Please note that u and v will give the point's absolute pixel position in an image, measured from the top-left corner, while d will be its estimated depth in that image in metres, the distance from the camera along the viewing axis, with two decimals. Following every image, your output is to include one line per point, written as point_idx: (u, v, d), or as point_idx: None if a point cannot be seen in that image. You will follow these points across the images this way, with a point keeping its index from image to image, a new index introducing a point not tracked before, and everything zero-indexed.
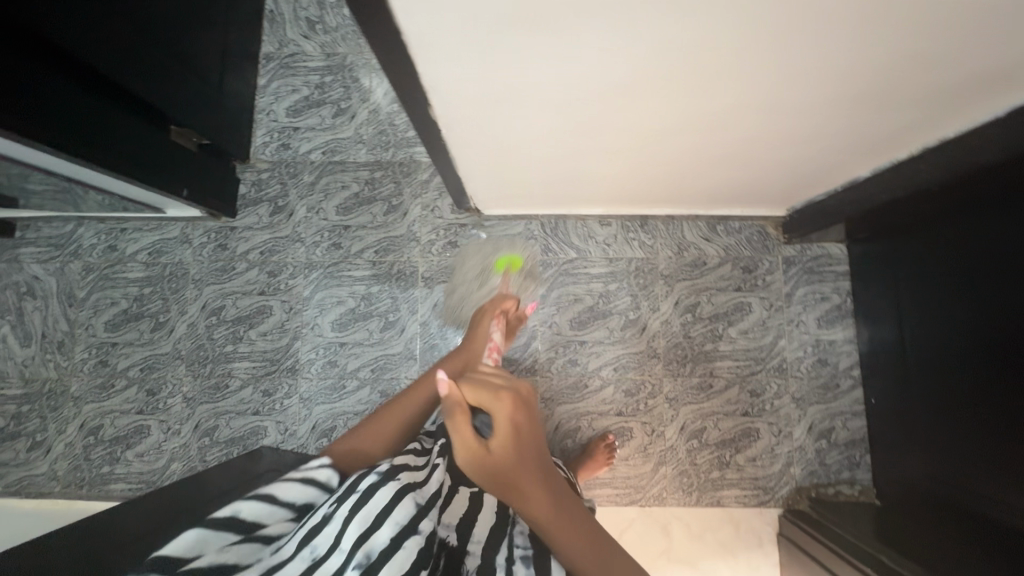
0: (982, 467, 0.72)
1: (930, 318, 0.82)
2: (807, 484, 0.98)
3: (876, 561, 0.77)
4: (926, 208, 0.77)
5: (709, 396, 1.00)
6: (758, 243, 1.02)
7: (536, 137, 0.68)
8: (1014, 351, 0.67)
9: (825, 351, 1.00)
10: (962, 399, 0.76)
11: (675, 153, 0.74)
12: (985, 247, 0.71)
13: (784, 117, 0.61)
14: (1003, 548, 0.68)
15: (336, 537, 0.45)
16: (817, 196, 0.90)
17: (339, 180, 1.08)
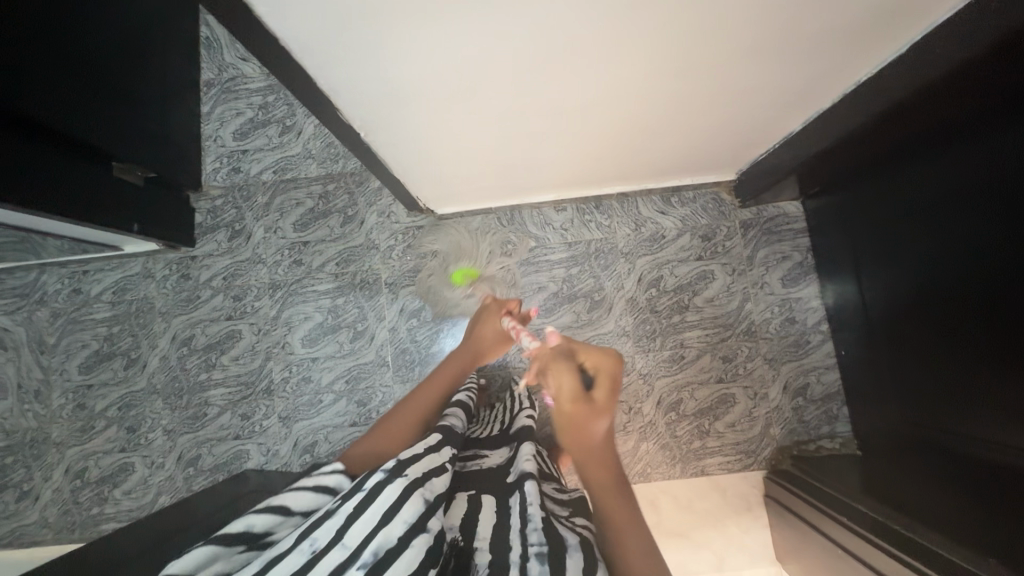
0: (957, 404, 0.72)
1: (890, 263, 0.82)
2: (788, 443, 0.98)
3: (861, 513, 0.78)
4: (866, 153, 0.77)
5: (682, 367, 1.00)
6: (713, 210, 1.03)
7: (463, 128, 0.68)
8: (966, 285, 0.67)
9: (791, 310, 1.00)
10: (928, 338, 0.76)
11: (611, 127, 0.74)
12: (931, 185, 0.70)
13: (711, 75, 0.60)
14: (979, 485, 0.67)
15: (340, 531, 0.49)
16: (762, 155, 0.90)
17: (293, 198, 1.08)
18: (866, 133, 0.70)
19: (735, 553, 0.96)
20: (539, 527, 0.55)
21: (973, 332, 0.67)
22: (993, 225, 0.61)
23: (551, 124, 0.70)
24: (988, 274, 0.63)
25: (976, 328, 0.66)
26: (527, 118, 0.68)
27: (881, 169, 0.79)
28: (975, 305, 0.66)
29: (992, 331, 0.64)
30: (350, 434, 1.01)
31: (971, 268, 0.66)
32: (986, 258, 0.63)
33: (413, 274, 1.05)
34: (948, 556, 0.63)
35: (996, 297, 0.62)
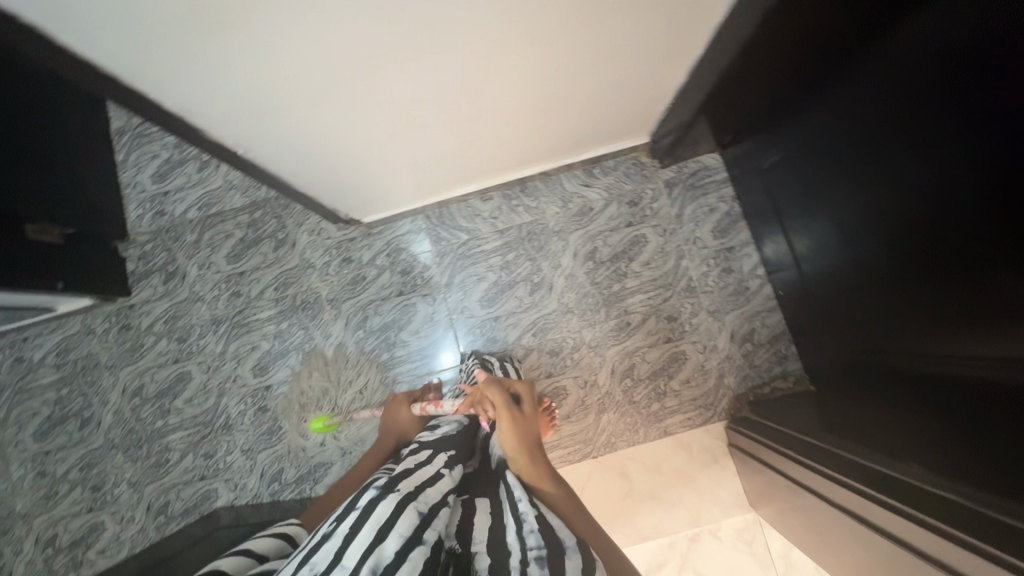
0: (930, 326, 0.67)
1: (825, 190, 0.80)
2: (744, 390, 1.00)
3: (825, 454, 0.74)
4: (759, 89, 0.78)
5: (630, 333, 1.01)
6: (635, 174, 1.04)
7: (351, 120, 0.68)
8: (912, 192, 0.63)
9: (727, 260, 1.02)
10: (886, 262, 0.71)
11: (509, 98, 0.73)
12: (856, 96, 0.68)
13: (582, 28, 0.60)
14: (954, 406, 0.63)
15: (339, 554, 0.46)
16: (665, 112, 0.91)
17: (221, 231, 1.08)
18: (762, 60, 0.69)
19: (710, 506, 0.97)
20: (536, 529, 0.52)
21: (946, 245, 0.60)
22: (945, 118, 0.56)
23: (443, 105, 0.70)
24: (949, 173, 0.57)
25: (947, 239, 0.60)
26: (421, 96, 0.66)
27: (796, 104, 0.80)
28: (938, 211, 0.60)
29: (964, 237, 0.57)
30: (315, 455, 1.01)
31: (929, 177, 0.60)
32: (941, 155, 0.58)
33: (352, 287, 1.05)
34: (925, 485, 0.58)
35: (967, 195, 0.56)
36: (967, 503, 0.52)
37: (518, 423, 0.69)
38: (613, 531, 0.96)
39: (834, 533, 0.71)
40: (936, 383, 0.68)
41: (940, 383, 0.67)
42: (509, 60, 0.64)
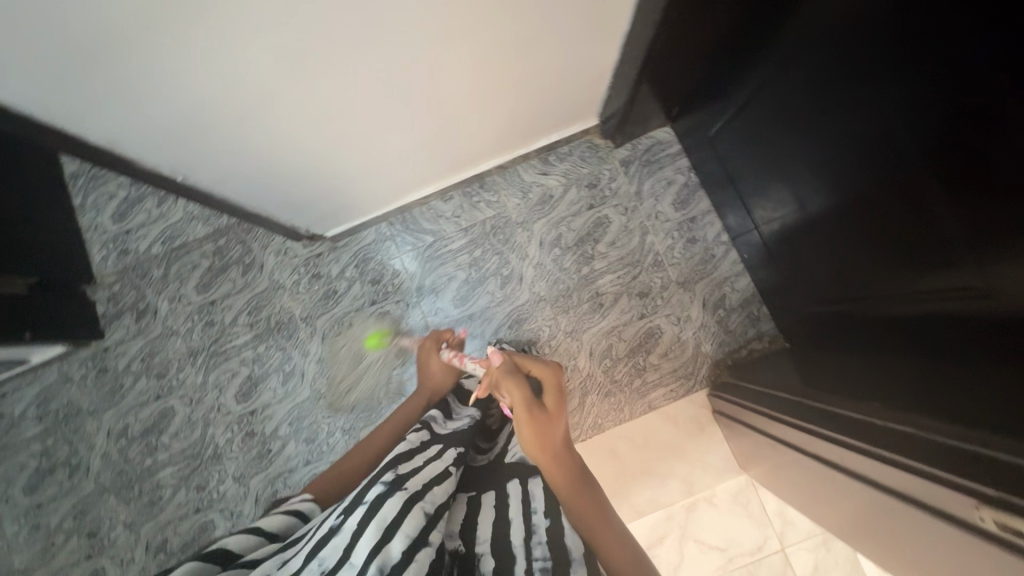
0: (911, 278, 0.65)
1: (782, 141, 0.79)
2: (722, 355, 1.01)
3: (795, 404, 0.74)
4: (692, 50, 0.80)
5: (604, 314, 1.02)
6: (591, 156, 1.05)
7: (291, 129, 0.68)
8: (880, 142, 0.60)
9: (690, 231, 1.03)
10: (857, 213, 0.70)
11: (450, 91, 0.73)
12: (817, 45, 0.65)
13: (504, 16, 0.62)
14: (939, 353, 0.63)
15: (346, 549, 0.42)
16: (609, 87, 0.92)
17: (188, 262, 1.07)
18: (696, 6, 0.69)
19: (701, 474, 0.99)
20: (544, 540, 0.50)
21: (925, 195, 0.57)
22: (911, 59, 0.53)
23: (384, 105, 0.70)
24: (917, 116, 0.54)
25: (929, 189, 0.56)
26: (359, 94, 0.65)
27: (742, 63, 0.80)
28: (913, 157, 0.57)
29: (945, 180, 0.54)
30: (308, 473, 1.01)
31: (896, 124, 0.57)
32: (907, 100, 0.55)
33: (325, 302, 1.05)
34: (878, 422, 0.58)
35: (944, 139, 0.52)
36: (931, 435, 0.51)
37: (539, 421, 0.62)
38: None
39: (809, 488, 0.72)
40: (914, 331, 0.67)
41: (919, 331, 0.66)
42: (440, 51, 0.64)
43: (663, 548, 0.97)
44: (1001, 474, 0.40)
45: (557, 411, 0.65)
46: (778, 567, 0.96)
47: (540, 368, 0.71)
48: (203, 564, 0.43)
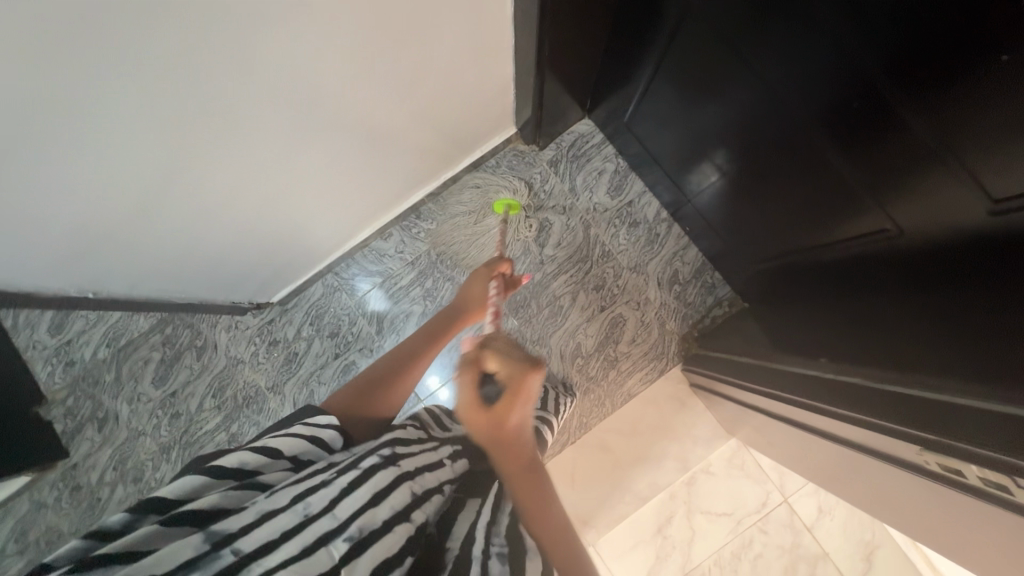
0: (832, 226, 0.68)
1: (697, 115, 0.80)
2: (688, 329, 1.03)
3: (762, 370, 0.75)
4: (581, 47, 0.81)
5: (566, 315, 1.03)
6: (518, 164, 1.06)
7: (198, 208, 0.67)
8: (809, 106, 0.59)
9: (630, 215, 1.05)
10: (788, 171, 0.70)
11: (348, 134, 0.72)
12: (719, 21, 0.63)
13: (384, 60, 0.63)
14: (866, 297, 0.64)
15: (332, 500, 0.42)
16: (516, 97, 0.93)
17: (139, 359, 1.04)
18: (572, 10, 0.71)
19: (694, 449, 1.01)
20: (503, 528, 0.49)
21: (866, 156, 0.56)
22: (824, 28, 0.50)
23: (285, 162, 0.69)
24: (808, 83, 0.57)
25: (865, 152, 0.56)
26: (247, 158, 0.64)
27: (631, 48, 0.83)
28: (814, 119, 0.60)
29: (875, 144, 0.54)
30: None
31: (823, 90, 0.56)
32: (828, 65, 0.53)
33: (288, 367, 1.04)
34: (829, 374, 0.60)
35: (873, 107, 0.51)
36: (868, 379, 0.55)
37: (491, 428, 0.53)
38: (615, 504, 1.00)
39: (786, 448, 0.74)
40: (846, 279, 0.69)
41: (851, 281, 0.67)
42: (328, 104, 0.64)
43: (674, 527, 1.00)
44: (923, 414, 0.43)
45: (513, 412, 0.53)
46: (785, 519, 1.00)
47: (506, 367, 0.53)
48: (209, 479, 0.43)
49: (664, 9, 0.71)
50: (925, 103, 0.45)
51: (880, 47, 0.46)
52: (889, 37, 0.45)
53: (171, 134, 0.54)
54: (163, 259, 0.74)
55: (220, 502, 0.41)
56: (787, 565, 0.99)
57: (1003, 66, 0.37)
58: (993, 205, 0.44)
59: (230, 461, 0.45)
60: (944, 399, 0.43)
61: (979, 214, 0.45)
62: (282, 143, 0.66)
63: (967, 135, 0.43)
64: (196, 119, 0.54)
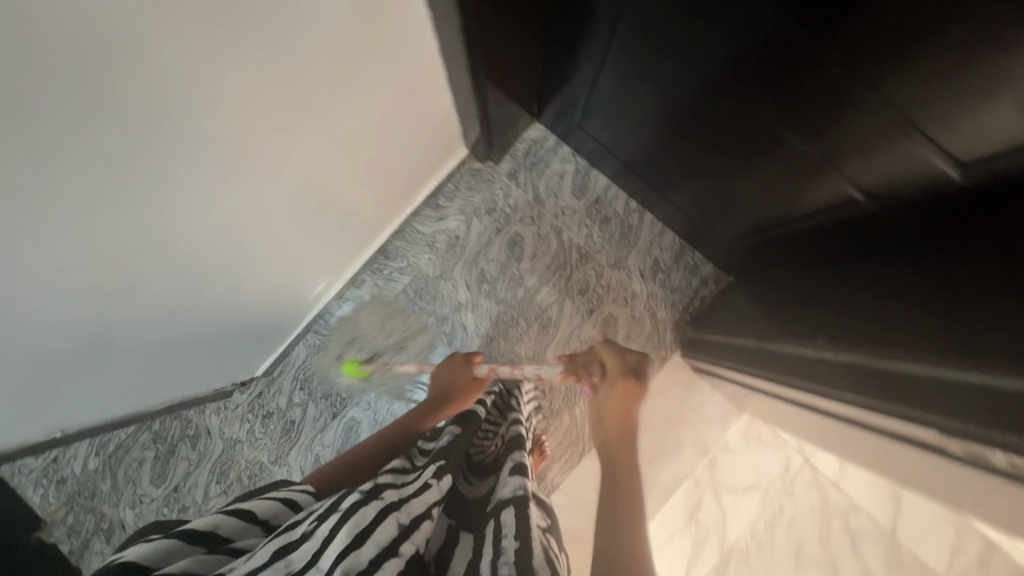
0: (801, 196, 0.67)
1: (645, 110, 0.78)
2: (679, 314, 1.03)
3: (760, 350, 0.75)
4: (514, 57, 0.79)
5: (556, 325, 1.01)
6: (477, 183, 1.03)
7: (159, 316, 0.63)
8: (755, 91, 0.58)
9: (599, 212, 1.03)
10: (747, 151, 0.69)
11: (298, 201, 0.70)
12: (648, 20, 0.61)
13: (320, 125, 0.61)
14: (842, 264, 0.64)
15: (313, 554, 0.39)
16: (461, 122, 0.91)
17: (132, 461, 0.97)
18: (495, 28, 0.68)
19: (709, 431, 1.01)
20: (512, 559, 0.44)
21: (822, 131, 0.55)
22: (758, 17, 0.49)
23: (240, 245, 0.66)
24: (751, 71, 0.56)
25: (819, 127, 0.55)
26: (199, 259, 0.61)
27: (564, 51, 0.81)
28: (763, 102, 0.58)
29: (829, 119, 0.53)
30: None
31: (767, 74, 0.54)
32: (767, 51, 0.52)
33: (288, 437, 1.01)
34: (824, 352, 0.60)
35: (822, 87, 0.50)
36: (863, 355, 0.52)
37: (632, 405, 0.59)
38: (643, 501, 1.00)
39: (800, 424, 0.73)
40: (819, 248, 0.69)
41: (825, 249, 0.67)
42: (272, 182, 0.62)
43: (704, 511, 1.00)
44: (919, 393, 0.43)
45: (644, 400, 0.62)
46: (810, 480, 1.02)
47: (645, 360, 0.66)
48: (182, 543, 0.40)
49: (592, 15, 0.69)
50: (875, 82, 0.45)
51: (818, 26, 0.45)
52: (829, 23, 0.44)
53: (115, 263, 0.50)
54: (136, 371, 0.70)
55: (193, 567, 0.38)
56: (820, 524, 1.00)
57: (953, 37, 0.36)
58: (962, 168, 0.44)
59: (200, 526, 0.42)
60: (945, 371, 0.41)
61: (943, 176, 0.46)
62: (234, 231, 0.63)
63: (926, 97, 0.42)
64: (135, 240, 0.50)
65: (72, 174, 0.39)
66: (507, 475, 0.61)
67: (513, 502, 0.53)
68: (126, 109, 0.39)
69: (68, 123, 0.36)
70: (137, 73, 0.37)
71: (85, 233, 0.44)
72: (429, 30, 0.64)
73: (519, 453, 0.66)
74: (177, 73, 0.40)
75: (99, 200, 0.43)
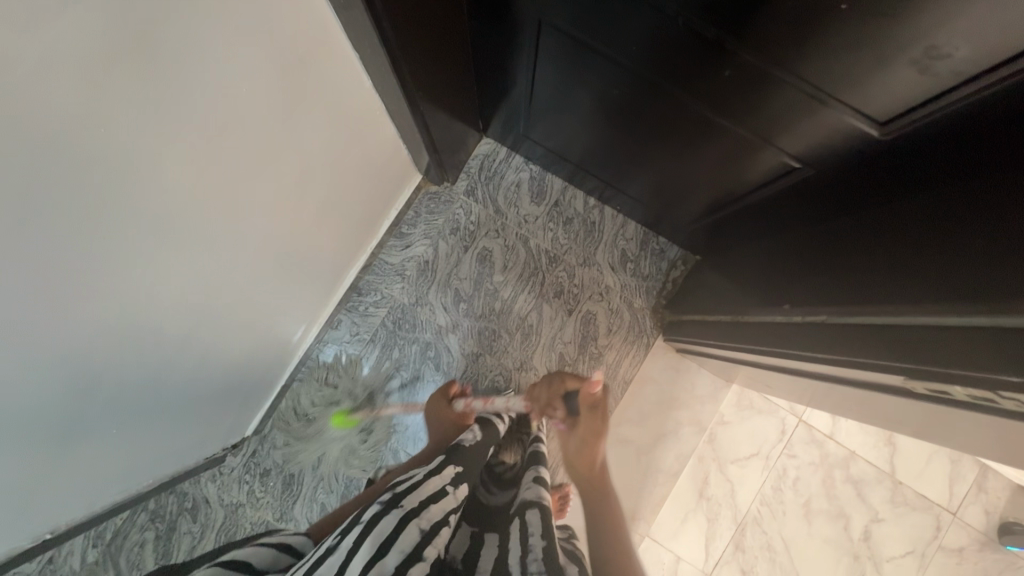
0: (745, 171, 0.70)
1: (585, 112, 0.80)
2: (654, 299, 1.05)
3: (736, 323, 0.77)
4: (449, 78, 0.80)
5: (538, 332, 1.03)
6: (436, 206, 1.04)
7: (131, 395, 0.61)
8: (680, 83, 0.60)
9: (560, 214, 1.05)
10: (685, 137, 0.71)
11: (258, 256, 0.69)
12: (569, 32, 0.63)
13: (263, 179, 0.60)
14: (796, 229, 0.67)
15: (340, 565, 0.39)
16: (409, 150, 0.92)
17: (133, 546, 0.91)
18: (422, 54, 0.69)
19: (702, 408, 1.03)
20: (539, 553, 0.46)
21: (748, 112, 0.58)
22: (669, 18, 0.51)
23: (206, 310, 0.65)
24: (673, 64, 0.58)
25: (744, 108, 0.58)
26: (163, 332, 0.60)
27: (498, 66, 0.82)
28: (689, 92, 0.61)
29: (752, 100, 0.55)
30: None
31: (687, 69, 0.57)
32: (684, 48, 0.54)
33: (290, 491, 1.00)
34: (794, 317, 0.62)
35: (740, 73, 0.52)
36: (829, 313, 0.55)
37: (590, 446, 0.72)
38: (652, 488, 1.01)
39: (785, 386, 0.76)
40: (774, 214, 0.71)
41: (780, 215, 0.70)
42: (228, 243, 0.61)
43: (713, 487, 1.02)
44: (883, 339, 0.45)
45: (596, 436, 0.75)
46: (806, 437, 1.04)
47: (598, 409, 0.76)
48: None
49: (516, 30, 0.71)
50: (786, 63, 0.47)
51: (724, 22, 0.48)
52: (730, 17, 0.47)
53: (78, 351, 0.49)
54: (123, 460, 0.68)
55: None
56: (824, 478, 1.03)
57: (842, 15, 0.39)
58: (883, 129, 0.48)
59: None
60: (900, 318, 0.44)
61: (865, 137, 0.50)
62: (198, 297, 0.62)
63: (834, 67, 0.44)
64: (95, 323, 0.49)
65: (16, 274, 0.38)
66: (529, 483, 0.62)
67: (536, 507, 0.55)
68: (66, 201, 0.38)
69: (6, 225, 0.35)
70: (74, 166, 0.37)
71: (41, 328, 0.44)
72: (360, 70, 0.65)
73: (539, 466, 0.67)
74: (117, 158, 0.40)
75: (49, 292, 0.42)
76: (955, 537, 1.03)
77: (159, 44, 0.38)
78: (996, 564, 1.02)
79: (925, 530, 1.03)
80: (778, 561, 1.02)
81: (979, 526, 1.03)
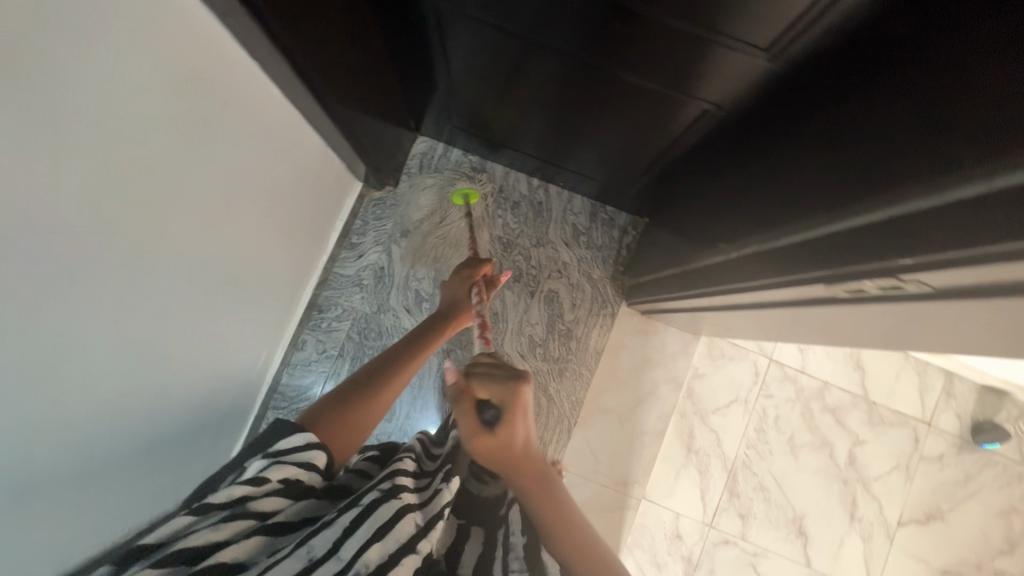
0: (664, 123, 0.72)
1: (507, 95, 0.81)
2: (613, 267, 1.07)
3: (688, 273, 0.78)
4: (372, 84, 0.81)
5: (504, 318, 1.03)
6: (383, 211, 1.05)
7: (97, 450, 0.60)
8: (582, 46, 0.62)
9: (507, 199, 1.06)
10: (601, 101, 0.73)
11: (205, 286, 0.69)
12: (474, 17, 0.64)
13: (195, 209, 0.59)
14: (719, 170, 0.69)
15: (335, 543, 0.44)
16: (343, 158, 0.91)
17: None
18: (333, 59, 0.69)
19: (676, 364, 1.05)
20: (520, 553, 0.52)
21: (648, 62, 0.60)
22: None
23: (157, 349, 0.64)
24: (569, 29, 0.59)
25: (643, 60, 0.60)
26: (117, 378, 0.58)
27: (417, 64, 0.83)
28: (591, 53, 0.62)
29: (648, 50, 0.57)
30: None
31: (583, 30, 0.59)
32: (573, 9, 0.56)
33: None
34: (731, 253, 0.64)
35: (631, 24, 0.54)
36: (757, 243, 0.57)
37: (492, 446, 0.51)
38: (640, 451, 1.03)
39: (745, 324, 0.78)
40: (701, 161, 0.74)
41: (707, 161, 0.72)
42: (169, 278, 0.60)
43: (699, 439, 1.04)
44: (805, 254, 0.47)
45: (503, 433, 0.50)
46: (779, 374, 1.07)
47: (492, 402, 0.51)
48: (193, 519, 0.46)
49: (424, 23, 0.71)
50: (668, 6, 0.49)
51: None
52: None
53: (40, 416, 0.49)
54: (109, 520, 0.66)
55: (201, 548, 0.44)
56: (803, 410, 1.06)
57: None
58: (768, 54, 0.50)
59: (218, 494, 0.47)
60: (817, 230, 0.45)
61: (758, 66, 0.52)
62: (147, 335, 0.61)
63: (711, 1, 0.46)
64: (44, 382, 0.48)
65: None
66: None
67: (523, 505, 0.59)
68: None
69: None
70: None
71: None
72: (271, 84, 0.65)
73: None
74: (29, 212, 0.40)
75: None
76: (934, 445, 1.07)
77: (54, 81, 0.37)
78: (975, 464, 1.07)
79: (905, 444, 1.07)
80: (772, 499, 1.04)
81: (953, 430, 1.08)
